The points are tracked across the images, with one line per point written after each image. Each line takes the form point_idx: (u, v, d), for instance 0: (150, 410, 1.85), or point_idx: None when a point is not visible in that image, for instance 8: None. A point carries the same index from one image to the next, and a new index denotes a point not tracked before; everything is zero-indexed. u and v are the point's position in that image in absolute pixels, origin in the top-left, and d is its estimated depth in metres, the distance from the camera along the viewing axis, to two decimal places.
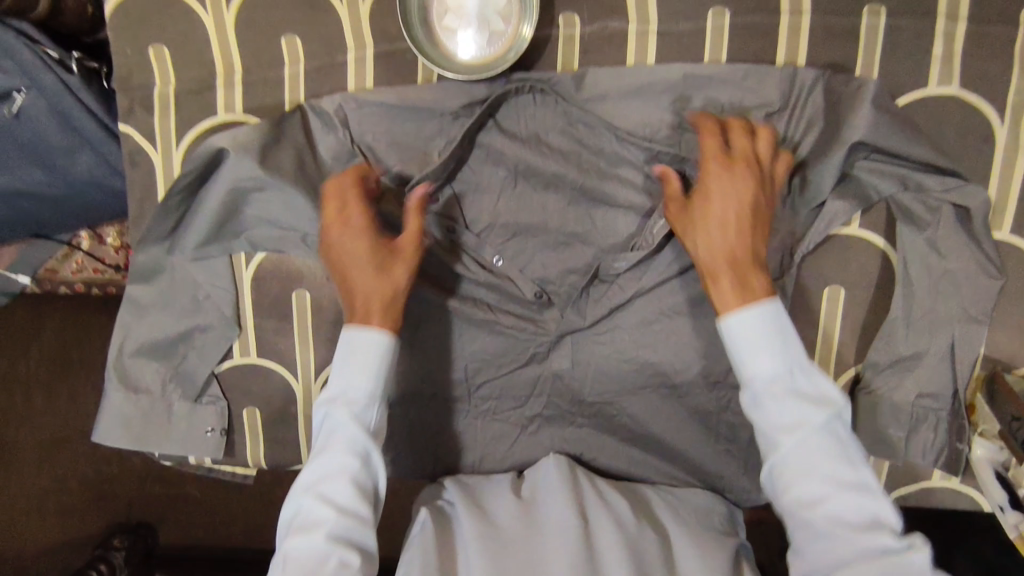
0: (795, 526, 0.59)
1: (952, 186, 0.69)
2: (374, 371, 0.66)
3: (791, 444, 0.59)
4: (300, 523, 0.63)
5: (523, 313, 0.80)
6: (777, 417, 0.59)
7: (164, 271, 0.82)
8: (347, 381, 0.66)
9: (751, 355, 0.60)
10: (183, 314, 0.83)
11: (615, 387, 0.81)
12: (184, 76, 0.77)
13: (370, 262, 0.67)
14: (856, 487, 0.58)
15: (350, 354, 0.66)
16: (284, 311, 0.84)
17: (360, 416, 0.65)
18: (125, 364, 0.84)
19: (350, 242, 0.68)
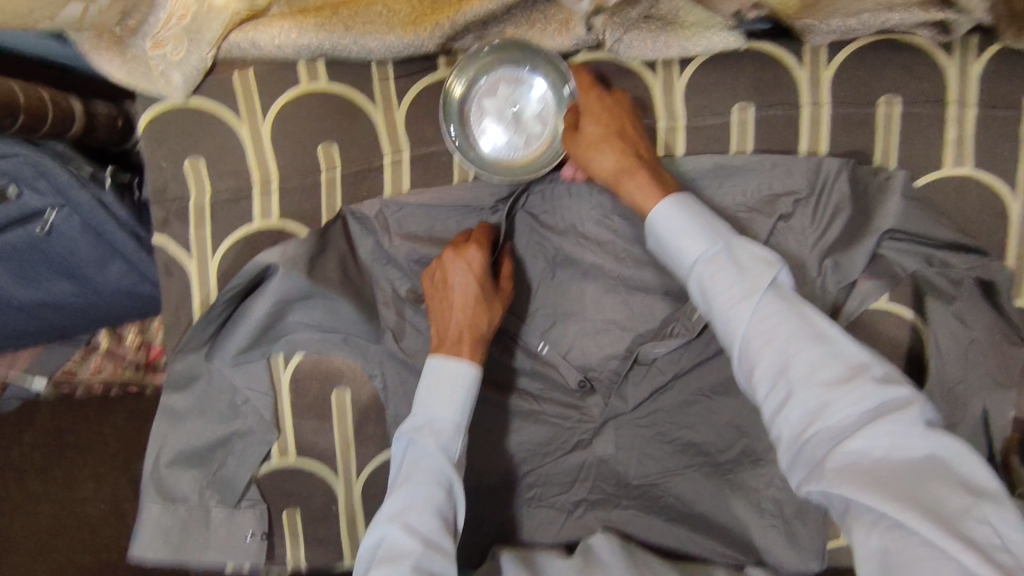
0: (769, 400, 0.57)
1: (974, 262, 0.73)
2: (459, 398, 0.67)
3: (748, 313, 0.59)
4: (384, 554, 0.60)
5: (565, 400, 0.81)
6: (724, 284, 0.60)
7: (201, 377, 0.80)
8: (431, 408, 0.66)
9: (692, 233, 0.63)
10: (220, 420, 0.81)
11: (660, 467, 0.82)
12: (220, 186, 0.78)
13: (474, 305, 0.70)
14: (821, 342, 0.57)
15: (435, 382, 0.67)
16: (323, 411, 0.83)
17: (447, 445, 0.65)
18: (161, 474, 0.81)
19: (456, 295, 0.70)
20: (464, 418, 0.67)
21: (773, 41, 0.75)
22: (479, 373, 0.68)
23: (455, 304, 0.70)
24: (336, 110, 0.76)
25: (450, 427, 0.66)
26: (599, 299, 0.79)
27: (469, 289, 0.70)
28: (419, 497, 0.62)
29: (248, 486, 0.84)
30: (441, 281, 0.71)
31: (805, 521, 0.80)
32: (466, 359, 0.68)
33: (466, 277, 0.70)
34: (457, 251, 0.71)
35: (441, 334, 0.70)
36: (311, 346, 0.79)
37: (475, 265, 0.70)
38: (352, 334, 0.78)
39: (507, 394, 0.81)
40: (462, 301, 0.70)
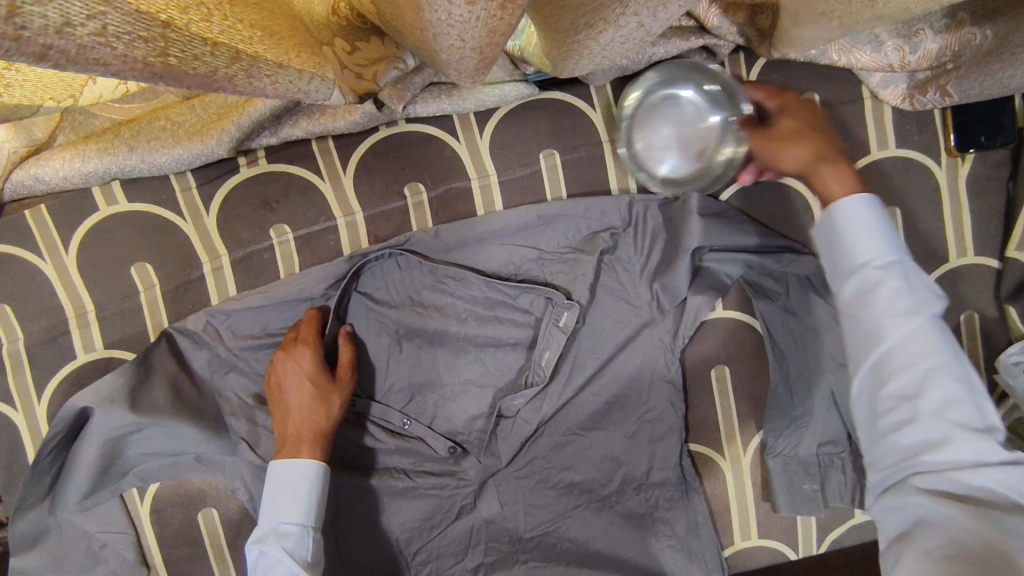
0: (888, 416, 0.51)
1: (789, 259, 0.76)
2: (301, 498, 0.68)
3: (903, 331, 0.51)
4: None
5: (438, 469, 0.80)
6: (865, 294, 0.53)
7: (49, 532, 0.75)
8: (274, 514, 0.67)
9: (871, 236, 0.55)
10: (79, 573, 0.76)
11: (546, 516, 0.81)
12: (33, 327, 0.74)
13: (310, 396, 0.70)
14: (969, 387, 0.50)
15: (278, 487, 0.68)
16: (191, 537, 0.78)
17: (294, 547, 0.65)
18: None
19: (293, 392, 0.71)
20: (309, 516, 0.68)
21: (561, 88, 0.78)
22: (322, 468, 0.69)
23: (291, 407, 0.70)
24: (144, 228, 0.74)
25: (295, 528, 0.67)
26: (451, 362, 0.79)
27: (302, 391, 0.70)
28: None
29: None
30: (276, 385, 0.72)
31: (693, 536, 0.81)
32: (308, 462, 0.69)
33: (295, 379, 0.71)
34: (286, 352, 0.72)
35: (280, 437, 0.70)
36: (161, 472, 0.75)
37: (303, 363, 0.71)
38: (204, 452, 0.75)
39: (372, 478, 0.79)
40: (298, 404, 0.70)
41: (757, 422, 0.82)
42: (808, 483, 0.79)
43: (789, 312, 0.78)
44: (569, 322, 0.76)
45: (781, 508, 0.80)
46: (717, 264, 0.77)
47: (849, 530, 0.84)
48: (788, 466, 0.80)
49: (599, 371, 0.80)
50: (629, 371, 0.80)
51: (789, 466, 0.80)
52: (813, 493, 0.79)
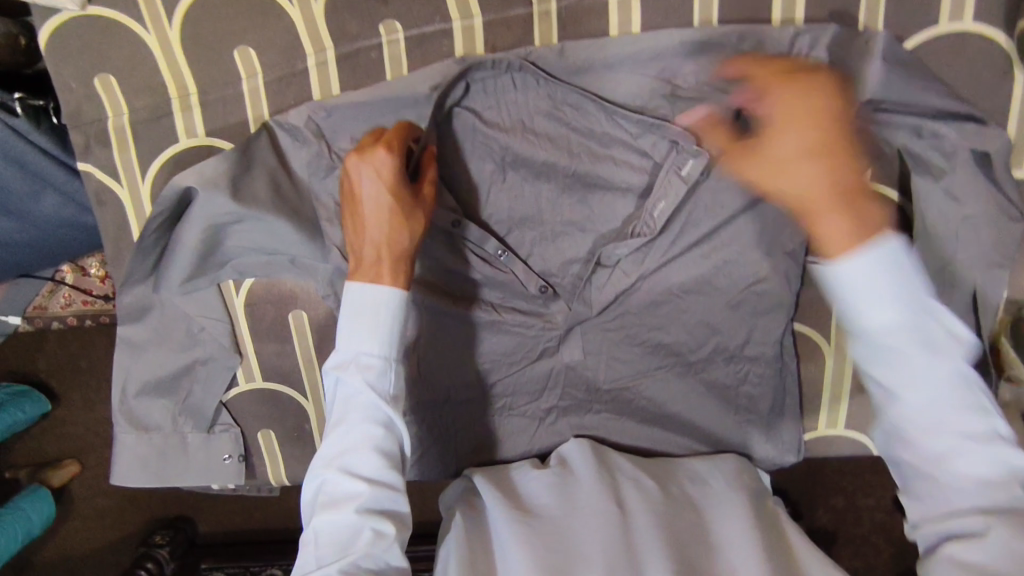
0: (928, 452, 0.54)
1: (970, 131, 0.65)
2: (384, 327, 0.61)
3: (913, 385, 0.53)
4: (327, 497, 0.59)
5: (526, 310, 0.77)
6: (867, 286, 0.54)
7: (152, 308, 0.78)
8: (356, 342, 0.61)
9: (879, 292, 0.54)
10: (180, 349, 0.80)
11: (627, 373, 0.78)
12: (136, 103, 0.72)
13: (393, 211, 0.63)
14: (980, 436, 0.52)
15: (358, 313, 0.61)
16: (282, 334, 0.82)
17: (376, 381, 0.60)
18: (131, 403, 0.81)
19: (373, 205, 0.63)
20: (391, 348, 0.61)
21: None
22: (403, 296, 0.62)
23: (369, 220, 0.63)
24: (249, 7, 0.69)
25: (377, 361, 0.61)
26: (556, 199, 0.73)
27: (383, 202, 0.63)
28: (351, 439, 0.60)
29: (219, 411, 0.85)
30: (351, 193, 0.64)
31: (777, 413, 0.79)
32: (387, 283, 0.62)
33: (373, 188, 0.63)
34: (362, 157, 0.63)
35: (356, 256, 0.64)
36: (258, 268, 0.76)
37: (382, 172, 0.63)
38: (299, 257, 0.74)
39: (461, 309, 0.76)
40: (377, 217, 0.63)
41: None
42: None
43: (955, 196, 0.68)
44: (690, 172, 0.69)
45: None
46: (881, 127, 0.67)
47: None
48: None
49: (716, 231, 0.73)
50: (747, 236, 0.72)
51: None
52: None
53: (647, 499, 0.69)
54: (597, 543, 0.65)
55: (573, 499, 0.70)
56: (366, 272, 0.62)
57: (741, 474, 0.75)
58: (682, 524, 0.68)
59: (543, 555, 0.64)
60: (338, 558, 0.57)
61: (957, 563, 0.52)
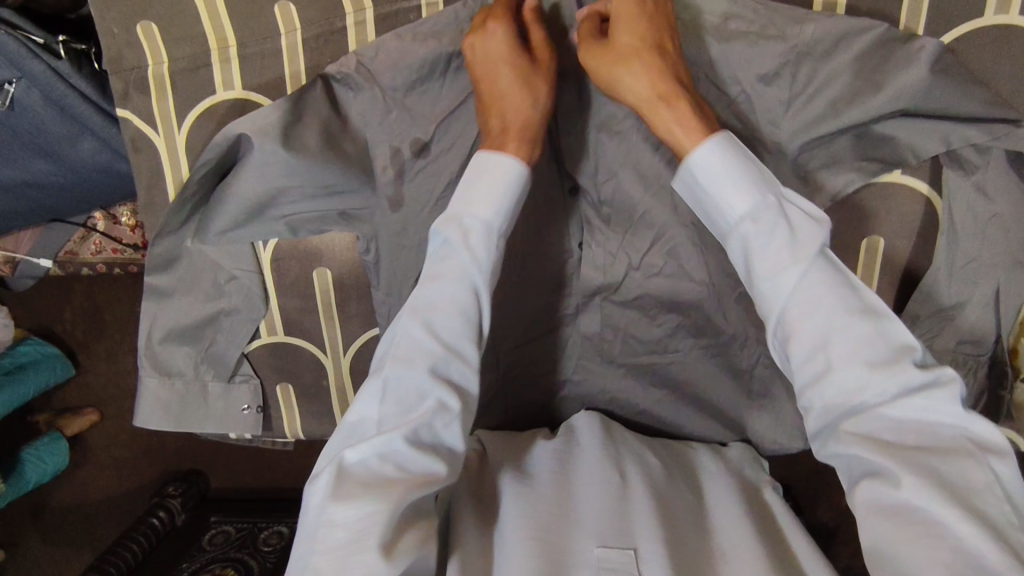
0: (806, 370, 0.53)
1: (1000, 133, 0.64)
2: (495, 198, 0.62)
3: (793, 283, 0.54)
4: (402, 351, 0.58)
5: (546, 280, 0.78)
6: (723, 179, 0.57)
7: (181, 258, 0.79)
8: (468, 205, 0.62)
9: (740, 188, 0.57)
10: (206, 299, 0.82)
11: (642, 351, 0.79)
12: (176, 52, 0.73)
13: (514, 75, 0.64)
14: (862, 321, 0.52)
15: (472, 178, 0.63)
16: (305, 291, 0.83)
17: (477, 246, 0.61)
18: (155, 349, 0.83)
19: (496, 75, 0.64)
20: (499, 219, 0.62)
21: None
22: (517, 172, 0.63)
23: (495, 95, 0.65)
24: None
25: (481, 228, 0.61)
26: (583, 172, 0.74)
27: (502, 73, 0.64)
28: (442, 295, 0.59)
29: (241, 362, 0.87)
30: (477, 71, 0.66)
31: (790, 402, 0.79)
32: (510, 153, 0.63)
33: (492, 62, 0.64)
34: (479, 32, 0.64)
35: (487, 130, 0.66)
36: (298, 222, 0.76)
37: (497, 42, 0.64)
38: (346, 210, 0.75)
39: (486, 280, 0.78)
40: (501, 90, 0.65)
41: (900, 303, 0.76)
42: None
43: (985, 193, 0.68)
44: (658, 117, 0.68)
45: None
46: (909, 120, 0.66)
47: None
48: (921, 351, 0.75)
49: None
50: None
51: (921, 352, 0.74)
52: None
53: (645, 474, 0.69)
54: (595, 509, 0.65)
55: (573, 472, 0.70)
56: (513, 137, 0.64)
57: (743, 476, 0.73)
58: (679, 501, 0.68)
59: (542, 515, 0.64)
60: (400, 422, 0.55)
61: (876, 503, 0.49)
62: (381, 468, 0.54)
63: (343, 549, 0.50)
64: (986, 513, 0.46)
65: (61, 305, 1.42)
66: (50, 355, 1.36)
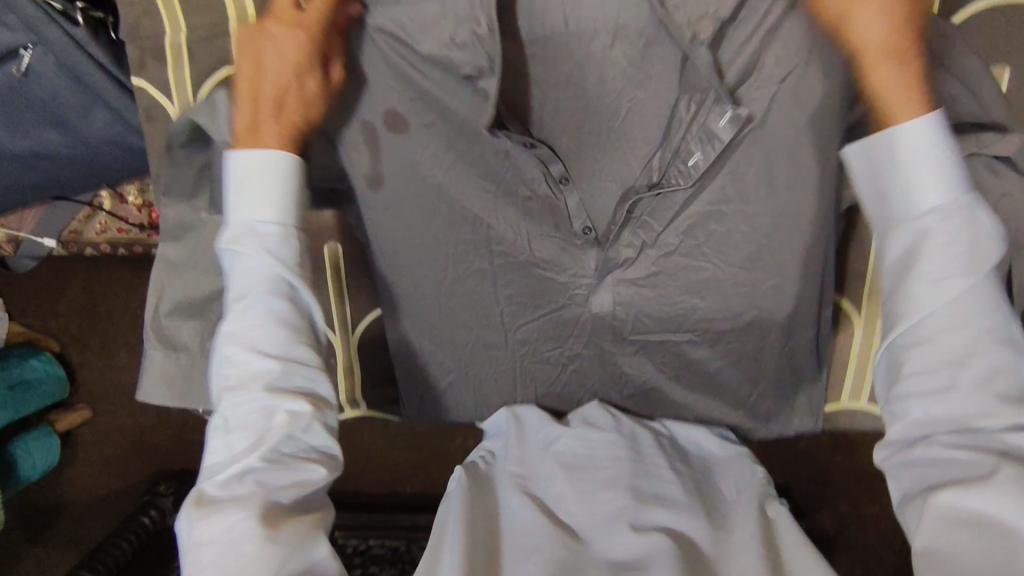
0: (927, 377, 0.57)
1: None
2: (277, 197, 0.63)
3: (960, 291, 0.56)
4: (231, 374, 0.61)
5: (557, 259, 0.74)
6: (916, 167, 0.58)
7: (193, 230, 0.80)
8: (249, 214, 0.62)
9: (938, 177, 0.57)
10: (216, 273, 0.81)
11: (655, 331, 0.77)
12: (196, 21, 0.74)
13: (295, 85, 0.64)
14: (1007, 346, 0.56)
15: (243, 182, 0.63)
16: (316, 265, 0.83)
17: (273, 249, 0.62)
18: (162, 322, 0.83)
19: (275, 73, 0.64)
20: (289, 217, 0.63)
21: None
22: (293, 160, 0.64)
23: (265, 95, 0.64)
24: None
25: (275, 229, 0.63)
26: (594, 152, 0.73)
27: (285, 77, 0.64)
28: (256, 312, 0.61)
29: None
30: (254, 58, 0.64)
31: (800, 378, 0.80)
32: (276, 148, 0.63)
33: (281, 59, 0.63)
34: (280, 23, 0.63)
35: (245, 122, 0.64)
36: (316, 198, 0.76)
37: (292, 46, 0.63)
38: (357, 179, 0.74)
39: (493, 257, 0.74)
40: (277, 90, 0.64)
41: None
42: None
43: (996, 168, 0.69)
44: (727, 127, 0.66)
45: None
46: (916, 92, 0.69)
47: None
48: None
49: None
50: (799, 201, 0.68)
51: None
52: None
53: (652, 474, 0.69)
54: (605, 507, 0.66)
55: (577, 467, 0.70)
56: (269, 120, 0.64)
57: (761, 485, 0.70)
58: (692, 499, 0.67)
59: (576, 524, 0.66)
60: (251, 445, 0.59)
61: (951, 512, 0.54)
62: (242, 486, 0.59)
63: (224, 568, 0.56)
64: None
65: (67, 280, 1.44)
66: (58, 378, 1.36)
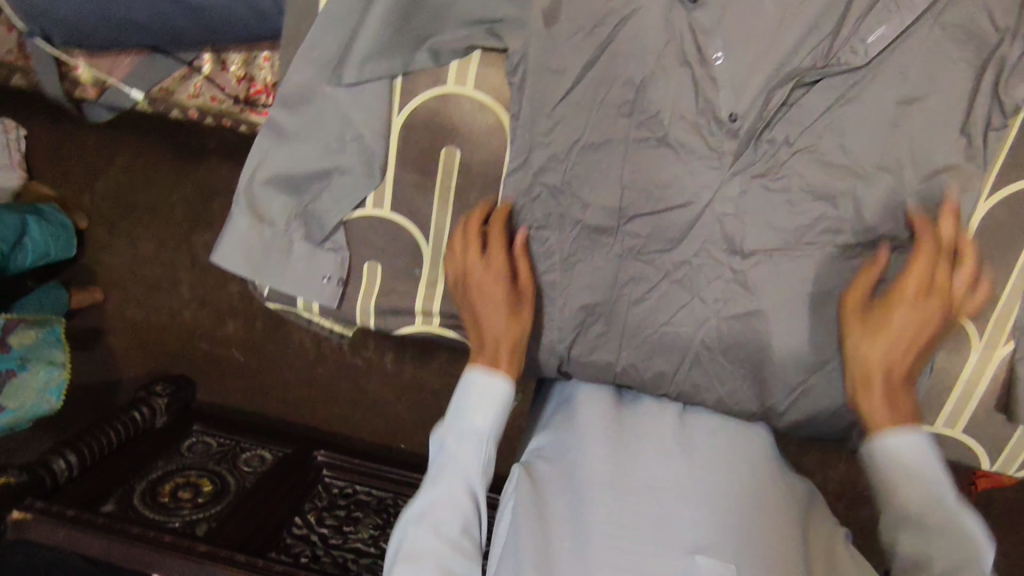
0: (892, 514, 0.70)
1: None
2: (496, 407, 0.75)
3: (910, 490, 0.69)
4: (435, 514, 0.72)
5: (686, 185, 0.74)
6: (900, 467, 0.70)
7: (314, 101, 0.75)
8: (478, 393, 0.75)
9: (917, 481, 0.69)
10: (325, 151, 0.77)
11: (767, 266, 0.75)
12: None
13: (505, 305, 0.74)
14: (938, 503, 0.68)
15: (475, 396, 0.75)
16: (427, 166, 0.79)
17: (493, 417, 0.75)
18: (254, 190, 0.79)
19: (488, 279, 0.75)
20: (507, 396, 0.75)
21: None
22: (510, 387, 0.75)
23: (482, 301, 0.75)
24: None
25: (488, 422, 0.75)
26: (751, 29, 0.70)
27: (494, 275, 0.75)
28: (456, 467, 0.74)
29: (335, 229, 0.82)
30: (467, 282, 0.76)
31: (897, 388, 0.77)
32: (502, 374, 0.75)
33: (492, 278, 0.75)
34: (480, 257, 0.75)
35: (477, 348, 0.76)
36: (455, 49, 0.74)
37: (494, 266, 0.75)
38: (502, 19, 0.72)
39: (627, 178, 0.75)
40: (489, 294, 0.75)
41: None
42: None
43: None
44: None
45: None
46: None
47: None
48: None
49: (907, 182, 0.70)
50: (939, 147, 0.69)
51: None
52: None
53: (720, 491, 0.73)
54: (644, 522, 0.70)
55: (642, 470, 0.74)
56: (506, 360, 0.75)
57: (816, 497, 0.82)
58: (758, 527, 0.71)
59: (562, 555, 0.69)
60: (450, 545, 0.71)
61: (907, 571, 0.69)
62: (462, 542, 0.71)
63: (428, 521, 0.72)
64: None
65: (149, 160, 1.51)
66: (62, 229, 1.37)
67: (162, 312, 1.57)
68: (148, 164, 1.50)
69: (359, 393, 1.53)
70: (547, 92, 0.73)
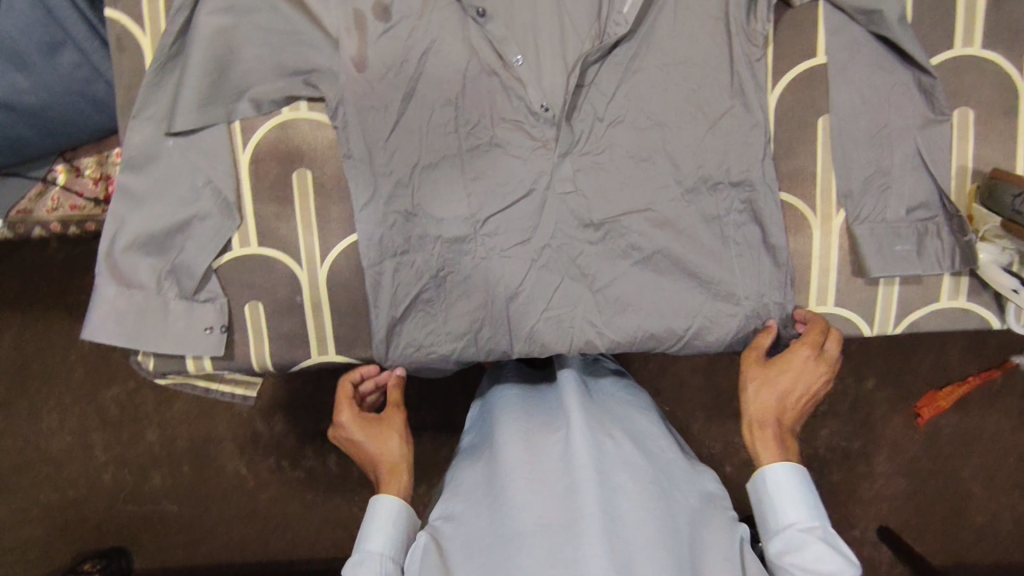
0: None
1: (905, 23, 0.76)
2: (394, 535, 0.76)
3: (781, 528, 0.72)
4: (358, 561, 0.74)
5: (522, 147, 0.78)
6: (777, 494, 0.73)
7: (158, 158, 0.79)
8: (375, 536, 0.76)
9: (793, 512, 0.71)
10: (178, 202, 0.80)
11: (624, 221, 0.78)
12: None
13: (378, 434, 0.83)
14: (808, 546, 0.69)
15: (377, 520, 0.77)
16: (284, 193, 0.82)
17: (397, 539, 0.76)
18: (115, 258, 0.79)
19: (361, 429, 0.83)
20: (403, 535, 0.77)
21: None
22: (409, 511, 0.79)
23: (369, 454, 0.83)
24: None
25: (393, 547, 0.76)
26: None
27: (367, 423, 0.84)
28: (372, 561, 0.74)
29: (206, 276, 0.83)
30: (352, 444, 0.84)
31: (775, 301, 0.79)
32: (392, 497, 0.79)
33: (368, 433, 0.83)
34: (352, 417, 0.83)
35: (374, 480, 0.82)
36: (276, 99, 0.79)
37: (360, 416, 0.84)
38: (314, 70, 0.78)
39: (466, 153, 0.78)
40: (372, 443, 0.83)
41: (864, 180, 0.80)
42: (899, 244, 0.79)
43: (901, 58, 0.79)
44: None
45: (875, 269, 0.79)
46: None
47: (933, 318, 0.83)
48: (877, 229, 0.80)
49: (708, 98, 0.78)
50: (721, 61, 0.78)
51: (878, 229, 0.80)
52: (905, 253, 0.79)
53: (611, 503, 0.69)
54: (539, 557, 0.66)
55: (536, 503, 0.70)
56: (392, 486, 0.80)
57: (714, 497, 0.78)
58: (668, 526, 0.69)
59: None
60: None
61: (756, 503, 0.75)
62: None
63: None
64: (779, 521, 0.72)
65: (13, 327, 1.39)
66: None
67: (69, 486, 1.41)
68: (35, 330, 1.38)
69: (305, 511, 1.40)
70: (371, 99, 0.77)
